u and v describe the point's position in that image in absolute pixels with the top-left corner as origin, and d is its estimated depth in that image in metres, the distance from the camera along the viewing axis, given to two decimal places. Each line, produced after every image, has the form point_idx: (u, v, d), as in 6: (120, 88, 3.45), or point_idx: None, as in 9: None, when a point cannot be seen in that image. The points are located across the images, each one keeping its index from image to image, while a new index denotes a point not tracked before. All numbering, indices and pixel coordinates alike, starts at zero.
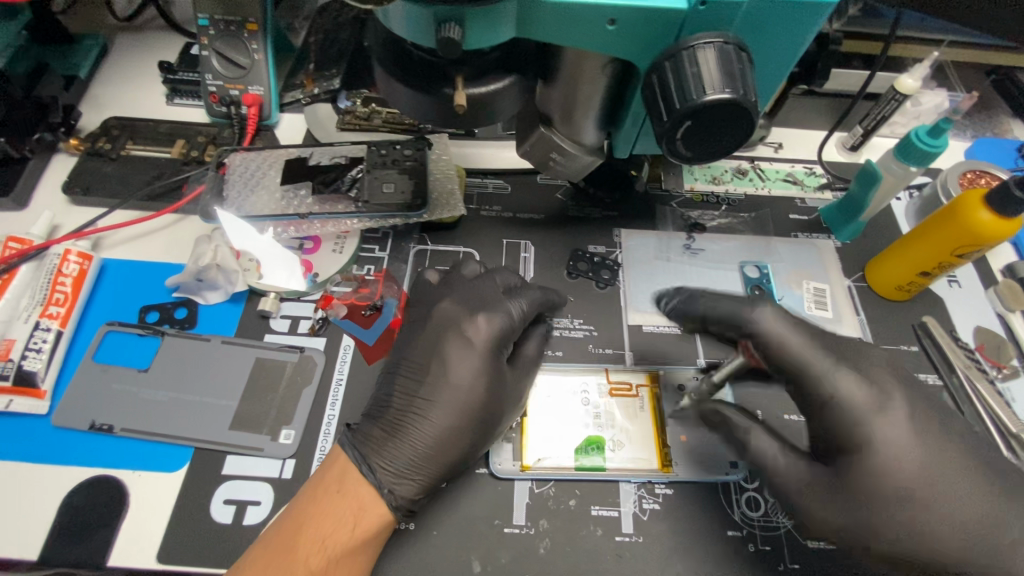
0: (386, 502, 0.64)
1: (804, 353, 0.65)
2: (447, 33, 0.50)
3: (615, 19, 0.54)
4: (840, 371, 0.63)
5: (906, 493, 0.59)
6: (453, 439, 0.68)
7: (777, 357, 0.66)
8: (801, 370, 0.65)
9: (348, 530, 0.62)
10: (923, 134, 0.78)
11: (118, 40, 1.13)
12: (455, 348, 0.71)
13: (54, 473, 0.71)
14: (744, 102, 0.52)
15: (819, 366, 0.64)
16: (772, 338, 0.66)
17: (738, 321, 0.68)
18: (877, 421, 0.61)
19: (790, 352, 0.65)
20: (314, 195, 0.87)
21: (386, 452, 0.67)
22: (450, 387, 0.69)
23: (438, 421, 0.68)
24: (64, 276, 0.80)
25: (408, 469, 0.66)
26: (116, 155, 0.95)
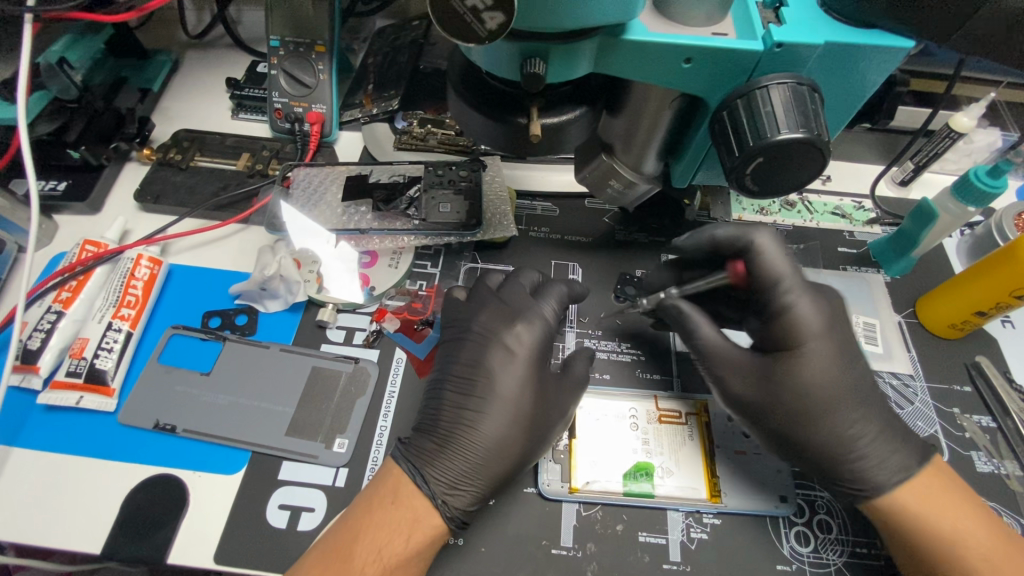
0: (439, 512, 0.66)
1: (785, 271, 0.70)
2: (533, 68, 0.52)
3: (691, 58, 0.56)
4: (803, 294, 0.71)
5: (825, 402, 0.70)
6: (502, 446, 0.69)
7: (757, 269, 0.71)
8: (775, 285, 0.71)
9: (404, 539, 0.63)
10: (983, 173, 0.78)
11: (188, 56, 1.20)
12: (507, 364, 0.73)
13: (119, 469, 0.74)
14: (817, 140, 0.53)
15: (790, 283, 0.71)
16: (764, 258, 0.71)
17: (740, 239, 0.72)
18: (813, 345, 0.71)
19: (773, 266, 0.71)
20: (375, 213, 0.91)
21: (438, 464, 0.68)
22: (500, 399, 0.71)
23: (489, 432, 0.70)
24: (136, 279, 0.84)
25: (461, 480, 0.68)
26: (186, 166, 0.99)
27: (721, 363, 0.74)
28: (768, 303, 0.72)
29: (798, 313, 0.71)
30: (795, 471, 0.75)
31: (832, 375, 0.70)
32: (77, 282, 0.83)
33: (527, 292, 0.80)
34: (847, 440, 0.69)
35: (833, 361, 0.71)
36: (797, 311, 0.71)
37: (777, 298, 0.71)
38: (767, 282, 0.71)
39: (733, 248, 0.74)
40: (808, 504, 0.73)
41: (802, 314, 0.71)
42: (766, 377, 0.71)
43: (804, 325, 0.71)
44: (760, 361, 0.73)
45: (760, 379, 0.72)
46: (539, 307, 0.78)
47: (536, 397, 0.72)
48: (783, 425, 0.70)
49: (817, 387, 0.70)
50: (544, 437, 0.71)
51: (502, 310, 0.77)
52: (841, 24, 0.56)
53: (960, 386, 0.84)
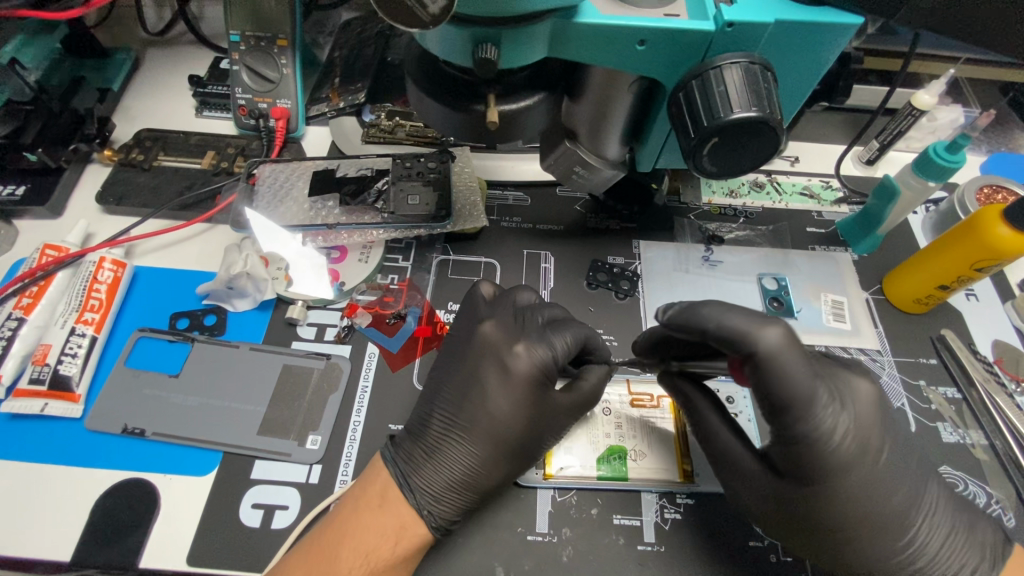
0: (424, 523, 0.65)
1: (802, 393, 0.53)
2: (484, 54, 0.52)
3: (645, 40, 0.56)
4: (824, 417, 0.55)
5: (867, 524, 0.60)
6: (489, 463, 0.68)
7: (763, 390, 0.53)
8: (790, 410, 0.54)
9: (391, 544, 0.62)
10: (942, 150, 0.79)
11: (149, 54, 1.17)
12: (503, 385, 0.70)
13: (87, 475, 0.73)
14: (770, 120, 0.53)
15: (804, 406, 0.53)
16: (773, 371, 0.52)
17: (735, 342, 0.53)
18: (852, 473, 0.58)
19: (789, 390, 0.53)
20: (342, 206, 0.90)
21: (424, 474, 0.67)
22: (489, 417, 0.68)
23: (473, 449, 0.68)
24: (99, 283, 0.82)
25: (445, 492, 0.67)
26: (149, 166, 0.97)
27: (733, 472, 0.65)
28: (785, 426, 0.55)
29: (821, 440, 0.55)
30: None
31: (865, 496, 0.59)
32: (38, 288, 0.81)
33: (542, 324, 0.74)
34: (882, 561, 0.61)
35: (862, 482, 0.59)
36: (815, 439, 0.56)
37: (789, 429, 0.55)
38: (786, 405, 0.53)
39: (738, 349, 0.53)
40: None
41: (839, 441, 0.56)
42: (784, 504, 0.62)
43: (839, 452, 0.57)
44: (779, 484, 0.61)
45: (781, 506, 0.62)
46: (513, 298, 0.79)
47: (529, 414, 0.69)
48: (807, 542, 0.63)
49: (846, 514, 0.60)
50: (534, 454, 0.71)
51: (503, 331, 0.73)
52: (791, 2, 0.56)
53: (926, 359, 0.85)
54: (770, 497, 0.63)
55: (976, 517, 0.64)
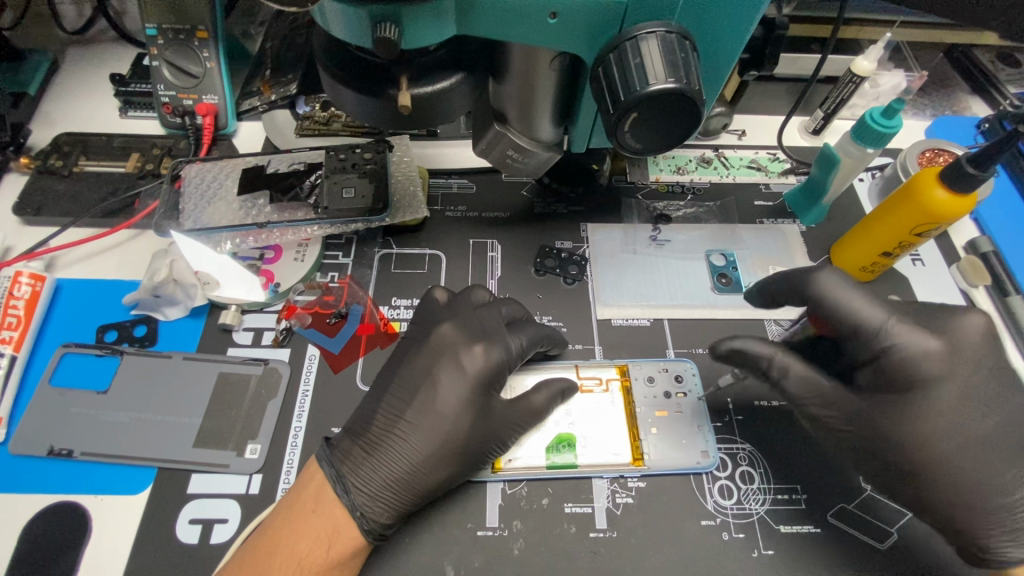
0: (357, 525, 0.63)
1: (863, 309, 0.66)
2: (384, 33, 0.49)
3: (556, 12, 0.53)
4: (898, 327, 0.65)
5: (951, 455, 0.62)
6: (431, 462, 0.67)
7: (835, 316, 0.67)
8: (862, 332, 0.66)
9: (324, 550, 0.61)
10: (878, 116, 0.78)
11: (68, 55, 1.11)
12: (455, 382, 0.69)
13: (11, 501, 0.69)
14: (689, 91, 0.52)
15: (874, 323, 0.66)
16: (836, 300, 0.67)
17: (797, 285, 0.70)
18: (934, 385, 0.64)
19: (854, 312, 0.66)
20: (273, 204, 0.86)
21: (362, 471, 0.66)
22: (436, 415, 0.68)
23: (418, 445, 0.67)
24: (16, 298, 0.77)
25: (383, 490, 0.65)
26: (68, 173, 0.92)
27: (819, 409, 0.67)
28: (862, 348, 0.66)
29: (907, 348, 0.64)
30: (717, 426, 0.76)
31: (964, 421, 0.63)
32: None
33: (503, 321, 0.75)
34: (995, 486, 0.62)
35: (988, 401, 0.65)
36: (906, 346, 0.64)
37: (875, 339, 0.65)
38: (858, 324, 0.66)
39: (792, 294, 0.71)
40: (730, 456, 0.74)
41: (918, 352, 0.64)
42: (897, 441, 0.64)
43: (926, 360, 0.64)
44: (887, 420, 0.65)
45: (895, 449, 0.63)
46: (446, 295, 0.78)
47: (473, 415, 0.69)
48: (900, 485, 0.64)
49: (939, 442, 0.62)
50: (480, 458, 0.68)
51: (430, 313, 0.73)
52: None
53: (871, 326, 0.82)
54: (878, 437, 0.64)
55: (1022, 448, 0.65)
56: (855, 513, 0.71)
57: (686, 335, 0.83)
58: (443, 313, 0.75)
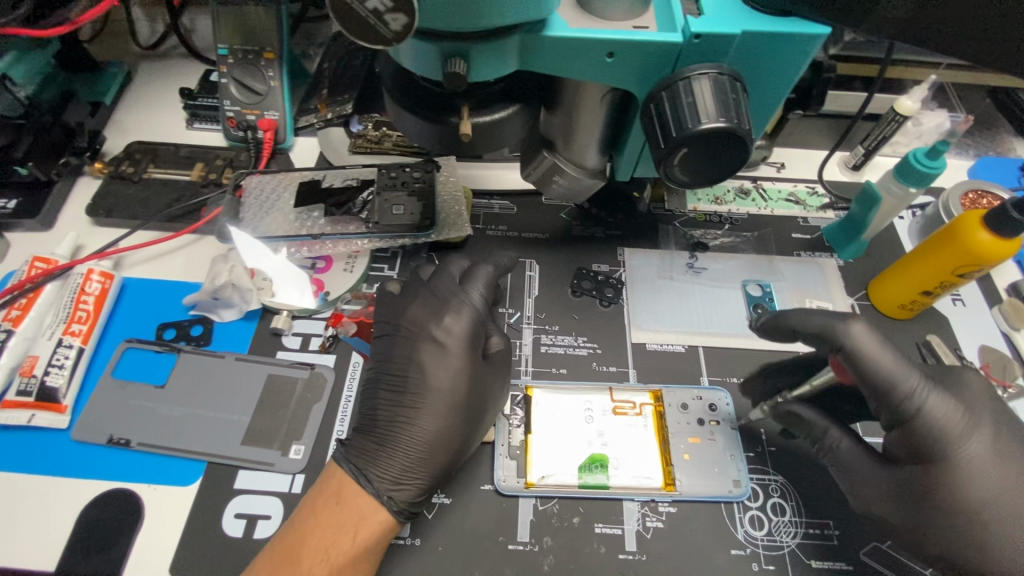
0: (385, 508, 0.65)
1: (902, 369, 0.64)
2: (453, 68, 0.52)
3: (613, 52, 0.56)
4: (931, 391, 0.64)
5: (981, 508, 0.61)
6: (442, 439, 0.69)
7: (867, 373, 0.65)
8: (892, 391, 0.64)
9: (350, 537, 0.63)
10: (922, 155, 0.79)
11: (141, 68, 1.18)
12: (440, 359, 0.73)
13: (71, 485, 0.73)
14: (739, 130, 0.54)
15: (909, 383, 0.64)
16: (868, 359, 0.65)
17: (829, 335, 0.68)
18: (965, 447, 0.62)
19: (887, 370, 0.64)
20: (327, 217, 0.91)
21: (379, 461, 0.68)
22: (433, 392, 0.71)
23: (427, 424, 0.69)
24: (87, 294, 0.83)
25: (404, 474, 0.67)
26: (138, 178, 0.99)
27: (853, 469, 0.67)
28: (891, 408, 0.64)
29: (933, 413, 0.63)
30: (749, 456, 0.76)
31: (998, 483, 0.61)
32: (26, 299, 0.82)
33: (456, 282, 0.80)
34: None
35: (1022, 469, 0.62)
36: (929, 414, 0.63)
37: (906, 403, 0.64)
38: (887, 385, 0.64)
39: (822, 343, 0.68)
40: (762, 487, 0.74)
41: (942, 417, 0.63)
42: (909, 497, 0.63)
43: (949, 424, 0.63)
44: (898, 477, 0.65)
45: (902, 502, 0.64)
46: (463, 293, 0.78)
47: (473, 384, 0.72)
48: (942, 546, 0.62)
49: (973, 494, 0.61)
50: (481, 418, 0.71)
51: (471, 327, 0.76)
52: (758, 13, 0.57)
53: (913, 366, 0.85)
54: (892, 496, 0.64)
55: None
56: (888, 553, 0.70)
57: (720, 363, 0.83)
58: (484, 329, 0.78)
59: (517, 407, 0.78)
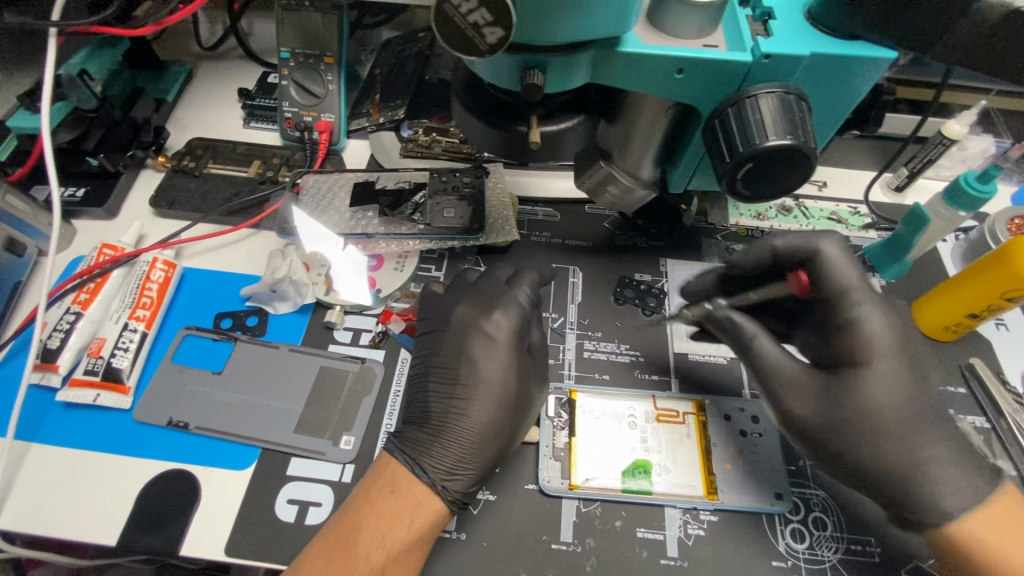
0: (439, 497, 0.67)
1: (852, 280, 0.72)
2: (531, 79, 0.55)
3: (683, 69, 0.59)
4: (871, 305, 0.71)
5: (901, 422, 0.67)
6: (493, 431, 0.71)
7: (823, 279, 0.73)
8: (842, 295, 0.72)
9: (405, 527, 0.65)
10: (972, 180, 0.80)
11: (201, 67, 1.22)
12: (490, 352, 0.75)
13: (132, 464, 0.76)
14: (805, 147, 0.55)
15: (857, 293, 0.71)
16: (831, 266, 0.73)
17: (802, 247, 0.75)
18: (887, 365, 0.69)
19: (842, 276, 0.72)
20: (381, 217, 0.95)
21: (433, 451, 0.70)
22: (483, 383, 0.73)
23: (479, 415, 0.71)
24: (152, 282, 0.87)
25: (458, 465, 0.69)
26: (199, 173, 1.03)
27: (786, 381, 0.72)
28: (834, 314, 0.73)
29: (868, 324, 0.70)
30: (790, 470, 0.77)
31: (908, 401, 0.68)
32: (95, 284, 0.86)
33: (503, 282, 0.82)
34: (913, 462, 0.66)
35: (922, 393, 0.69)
36: (865, 325, 0.70)
37: (848, 310, 0.71)
38: (834, 291, 0.73)
39: (796, 257, 0.76)
40: (803, 501, 0.75)
41: (875, 331, 0.70)
42: (833, 395, 0.70)
43: (877, 338, 0.70)
44: (819, 379, 0.71)
45: (826, 400, 0.70)
46: (513, 294, 0.80)
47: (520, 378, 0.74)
48: (852, 447, 0.68)
49: (893, 405, 0.68)
50: (522, 410, 0.73)
51: (522, 329, 0.77)
52: (825, 36, 0.59)
53: (954, 388, 0.85)
54: (818, 396, 0.70)
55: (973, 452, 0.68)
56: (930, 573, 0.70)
57: None
58: (533, 332, 0.79)
59: (562, 410, 0.80)
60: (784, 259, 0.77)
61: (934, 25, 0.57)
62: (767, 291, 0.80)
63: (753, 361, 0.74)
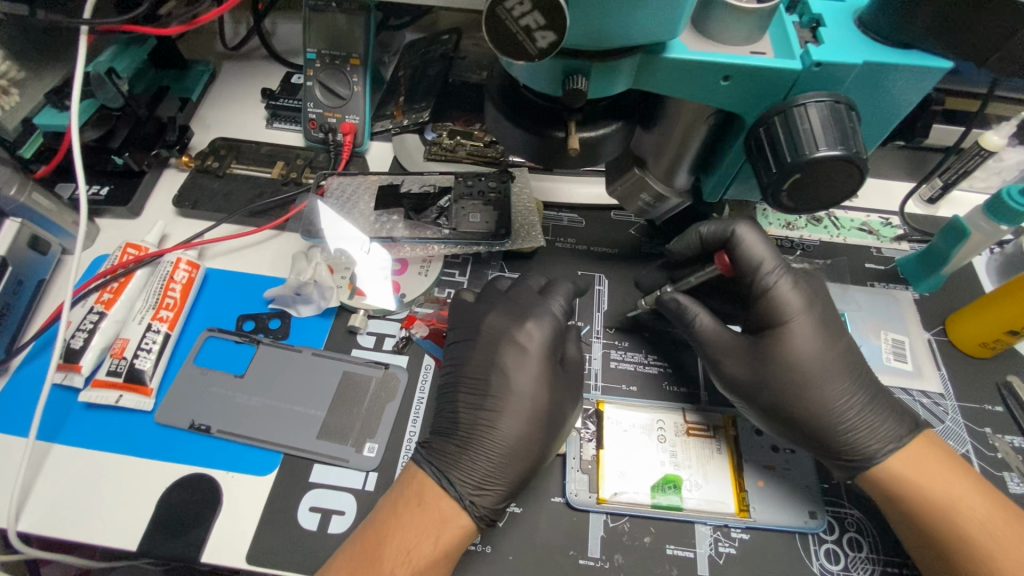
0: (467, 513, 0.66)
1: (764, 254, 0.74)
2: (575, 84, 0.54)
3: (729, 76, 0.57)
4: (785, 273, 0.74)
5: (815, 379, 0.72)
6: (522, 446, 0.69)
7: (737, 256, 0.75)
8: (756, 269, 0.74)
9: (431, 542, 0.63)
10: (1015, 192, 0.79)
11: (225, 67, 1.22)
12: (520, 362, 0.73)
13: (154, 467, 0.76)
14: (856, 158, 0.54)
15: (773, 263, 0.74)
16: (745, 246, 0.74)
17: (718, 231, 0.76)
18: (801, 326, 0.73)
19: (754, 252, 0.74)
20: (406, 221, 0.94)
21: (462, 466, 0.68)
22: (513, 394, 0.72)
23: (507, 428, 0.70)
24: (175, 282, 0.86)
25: (486, 479, 0.68)
26: (222, 173, 1.02)
27: (715, 347, 0.77)
28: (752, 285, 0.75)
29: (779, 290, 0.74)
30: (824, 488, 0.74)
31: (824, 358, 0.73)
32: (118, 284, 0.85)
33: (534, 291, 0.80)
34: (828, 415, 0.71)
35: (838, 349, 0.74)
36: (778, 292, 0.74)
37: (759, 280, 0.74)
38: (749, 266, 0.74)
39: (717, 242, 0.76)
40: (838, 521, 0.73)
41: (783, 295, 0.74)
42: (758, 357, 0.74)
43: (793, 302, 0.74)
44: (750, 343, 0.76)
45: (751, 361, 0.74)
46: (542, 302, 0.78)
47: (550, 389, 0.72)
48: (774, 405, 0.73)
49: (808, 362, 0.72)
50: (553, 424, 0.71)
51: (551, 338, 0.76)
52: (877, 44, 0.57)
53: (991, 406, 0.83)
54: (746, 359, 0.75)
55: (892, 407, 0.73)
56: None
57: None
58: (561, 341, 0.78)
59: (589, 421, 0.78)
60: (709, 245, 0.77)
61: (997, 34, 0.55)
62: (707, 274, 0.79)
63: (693, 333, 0.78)
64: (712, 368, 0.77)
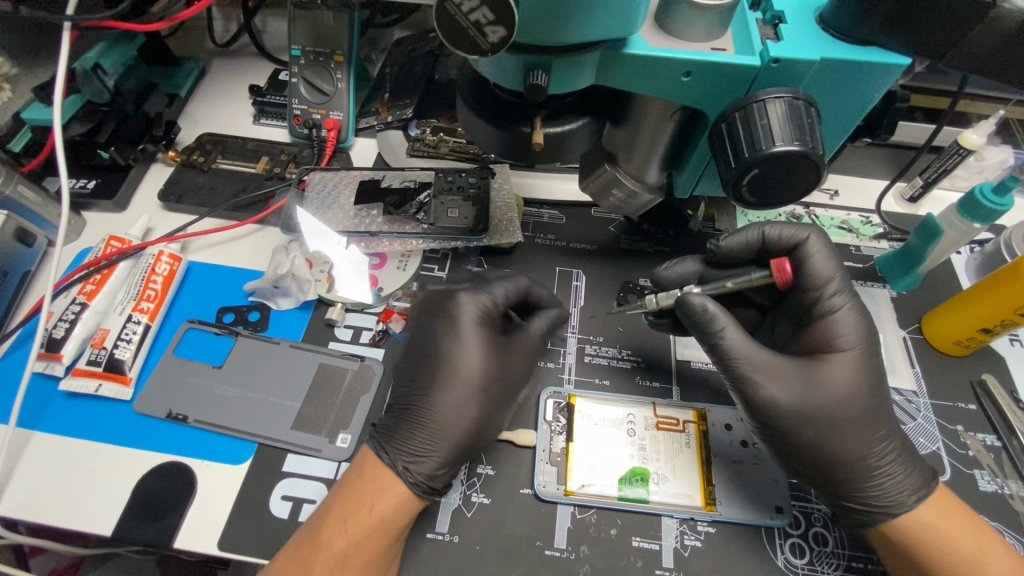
0: (402, 480, 0.66)
1: (832, 273, 0.73)
2: (536, 79, 0.54)
3: (690, 72, 0.58)
4: (848, 301, 0.73)
5: (863, 416, 0.69)
6: (452, 411, 0.69)
7: (802, 268, 0.75)
8: (816, 288, 0.74)
9: (366, 511, 0.64)
10: (989, 191, 0.78)
11: (214, 64, 1.24)
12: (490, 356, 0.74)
13: (132, 455, 0.77)
14: (812, 154, 0.54)
15: (832, 288, 0.73)
16: (811, 262, 0.74)
17: (790, 239, 0.76)
18: (854, 361, 0.71)
19: (818, 270, 0.74)
20: (385, 216, 0.95)
21: (399, 437, 0.69)
22: (448, 365, 0.71)
23: (440, 394, 0.70)
24: (156, 274, 0.87)
25: (422, 447, 0.68)
26: (208, 168, 1.04)
27: (762, 370, 0.70)
28: (810, 306, 0.74)
29: (838, 319, 0.72)
30: (792, 483, 0.75)
31: (870, 398, 0.70)
32: (101, 275, 0.86)
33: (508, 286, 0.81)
34: (865, 459, 0.68)
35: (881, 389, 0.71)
36: (839, 316, 0.72)
37: (822, 302, 0.73)
38: (813, 282, 0.74)
39: (780, 248, 0.76)
40: (804, 516, 0.73)
41: (841, 325, 0.72)
42: (804, 384, 0.70)
43: (847, 334, 0.72)
44: (796, 369, 0.71)
45: (797, 389, 0.69)
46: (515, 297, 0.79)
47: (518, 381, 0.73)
48: (817, 439, 0.68)
49: (854, 400, 0.69)
50: None
51: (523, 332, 0.76)
52: (837, 41, 0.58)
53: (964, 404, 0.83)
54: (792, 387, 0.70)
55: (915, 452, 0.70)
56: None
57: None
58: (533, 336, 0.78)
59: (560, 414, 0.79)
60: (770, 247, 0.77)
61: (951, 32, 0.55)
62: (746, 280, 0.77)
63: (715, 347, 0.72)
64: (750, 391, 0.70)
